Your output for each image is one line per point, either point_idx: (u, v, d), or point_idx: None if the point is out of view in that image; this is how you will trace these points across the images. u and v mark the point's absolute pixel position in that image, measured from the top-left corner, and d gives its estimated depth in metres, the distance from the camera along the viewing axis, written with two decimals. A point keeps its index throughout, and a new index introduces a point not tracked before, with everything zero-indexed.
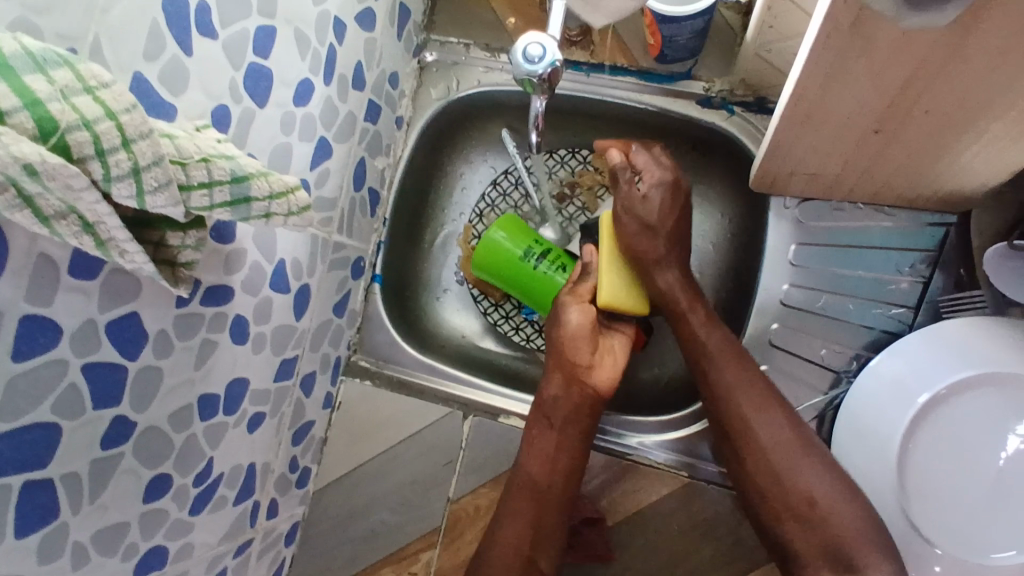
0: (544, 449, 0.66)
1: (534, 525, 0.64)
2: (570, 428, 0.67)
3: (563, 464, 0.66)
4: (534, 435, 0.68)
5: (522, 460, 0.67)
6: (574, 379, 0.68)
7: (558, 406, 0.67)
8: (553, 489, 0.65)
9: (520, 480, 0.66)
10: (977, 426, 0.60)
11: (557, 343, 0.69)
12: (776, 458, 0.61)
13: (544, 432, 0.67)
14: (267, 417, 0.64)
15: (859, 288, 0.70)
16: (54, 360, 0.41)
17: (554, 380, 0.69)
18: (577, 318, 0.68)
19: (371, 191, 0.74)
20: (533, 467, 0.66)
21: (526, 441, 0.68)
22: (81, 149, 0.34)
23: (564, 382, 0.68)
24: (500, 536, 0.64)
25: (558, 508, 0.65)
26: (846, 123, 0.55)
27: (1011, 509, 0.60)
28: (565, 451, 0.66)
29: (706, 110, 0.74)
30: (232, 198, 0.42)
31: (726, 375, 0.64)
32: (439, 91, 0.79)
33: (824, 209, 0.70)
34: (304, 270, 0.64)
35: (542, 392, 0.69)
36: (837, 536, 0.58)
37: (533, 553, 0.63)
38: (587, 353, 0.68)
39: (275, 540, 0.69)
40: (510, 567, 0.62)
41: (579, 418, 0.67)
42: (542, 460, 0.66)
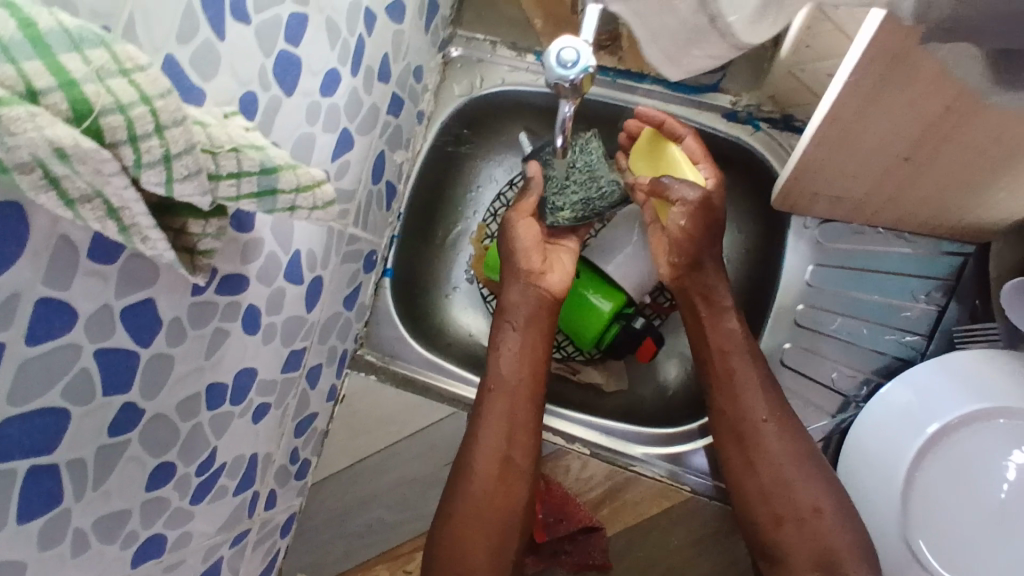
0: (513, 349, 0.68)
1: (511, 425, 0.66)
2: (533, 331, 0.69)
3: (530, 363, 0.68)
4: (499, 339, 0.69)
5: (489, 365, 0.69)
6: (533, 281, 0.70)
7: (519, 310, 0.70)
8: (520, 410, 0.66)
9: (494, 383, 0.67)
10: (984, 460, 0.60)
11: (507, 253, 0.72)
12: (775, 419, 0.65)
13: (510, 335, 0.69)
14: (272, 408, 0.63)
15: (874, 313, 0.69)
16: (67, 345, 0.40)
17: (511, 287, 0.70)
18: (560, 280, 0.72)
19: (388, 184, 0.73)
20: (506, 363, 0.68)
21: (493, 346, 0.70)
22: (113, 133, 0.33)
23: (525, 290, 0.70)
24: (481, 444, 0.65)
25: (528, 406, 0.67)
26: (876, 149, 0.55)
27: (1009, 549, 0.59)
28: (532, 355, 0.69)
29: (731, 124, 0.73)
30: (260, 189, 0.41)
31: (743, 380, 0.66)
32: (462, 87, 0.78)
33: (844, 232, 0.70)
34: (318, 262, 0.63)
35: (506, 298, 0.71)
36: (815, 485, 0.63)
37: (512, 451, 0.65)
38: (539, 259, 0.71)
39: (271, 531, 0.69)
40: (491, 472, 0.65)
41: (543, 315, 0.70)
42: (510, 355, 0.68)
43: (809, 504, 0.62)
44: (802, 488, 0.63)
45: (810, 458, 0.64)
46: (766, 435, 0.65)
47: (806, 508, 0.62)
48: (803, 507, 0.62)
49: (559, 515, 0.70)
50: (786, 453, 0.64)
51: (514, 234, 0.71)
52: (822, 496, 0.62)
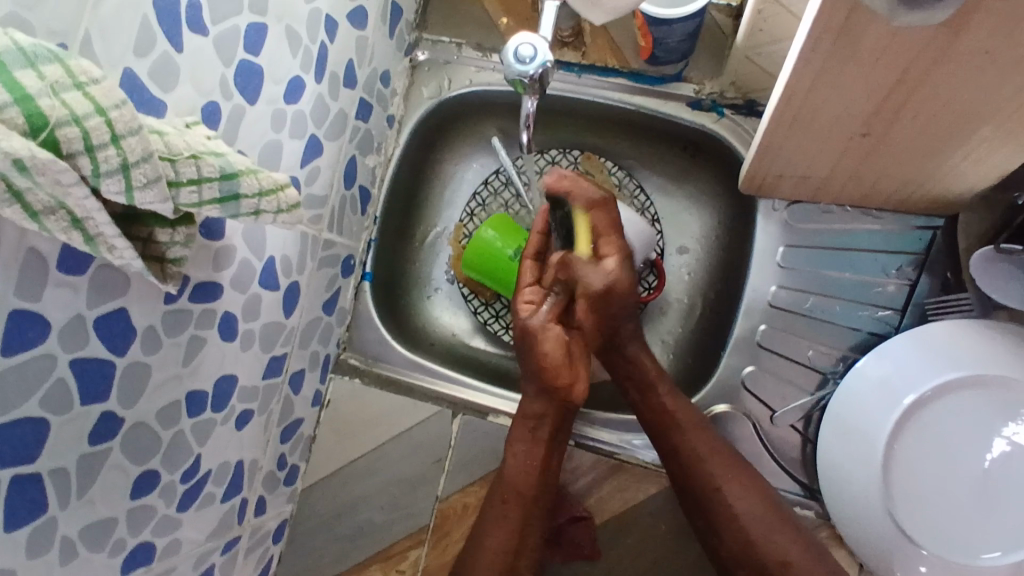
0: (530, 458, 0.67)
1: (518, 532, 0.66)
2: (555, 441, 0.67)
3: (546, 477, 0.67)
4: (516, 446, 0.67)
5: (506, 467, 0.67)
6: (555, 394, 0.66)
7: (544, 420, 0.67)
8: (537, 496, 0.67)
9: (506, 491, 0.66)
10: (961, 428, 0.61)
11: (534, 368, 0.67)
12: (729, 478, 0.65)
13: (530, 446, 0.67)
14: (256, 414, 0.64)
15: (848, 290, 0.70)
16: (42, 355, 0.41)
17: (535, 398, 0.67)
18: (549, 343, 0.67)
19: (362, 189, 0.74)
20: (518, 473, 0.66)
21: (508, 445, 0.68)
22: (70, 145, 0.34)
23: (546, 398, 0.67)
24: (487, 546, 0.65)
25: (540, 512, 0.67)
26: (833, 127, 0.56)
27: (989, 509, 0.60)
28: (550, 460, 0.67)
29: (696, 112, 0.74)
30: (222, 195, 0.42)
31: (687, 449, 0.66)
32: (431, 90, 0.79)
33: (813, 211, 0.71)
34: (294, 268, 0.64)
35: (524, 408, 0.68)
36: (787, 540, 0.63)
37: (518, 560, 0.65)
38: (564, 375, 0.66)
39: (263, 538, 0.69)
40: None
41: (562, 425, 0.68)
42: (530, 466, 0.66)
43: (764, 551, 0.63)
44: (771, 542, 0.63)
45: (774, 515, 0.64)
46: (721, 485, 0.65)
47: (773, 562, 0.63)
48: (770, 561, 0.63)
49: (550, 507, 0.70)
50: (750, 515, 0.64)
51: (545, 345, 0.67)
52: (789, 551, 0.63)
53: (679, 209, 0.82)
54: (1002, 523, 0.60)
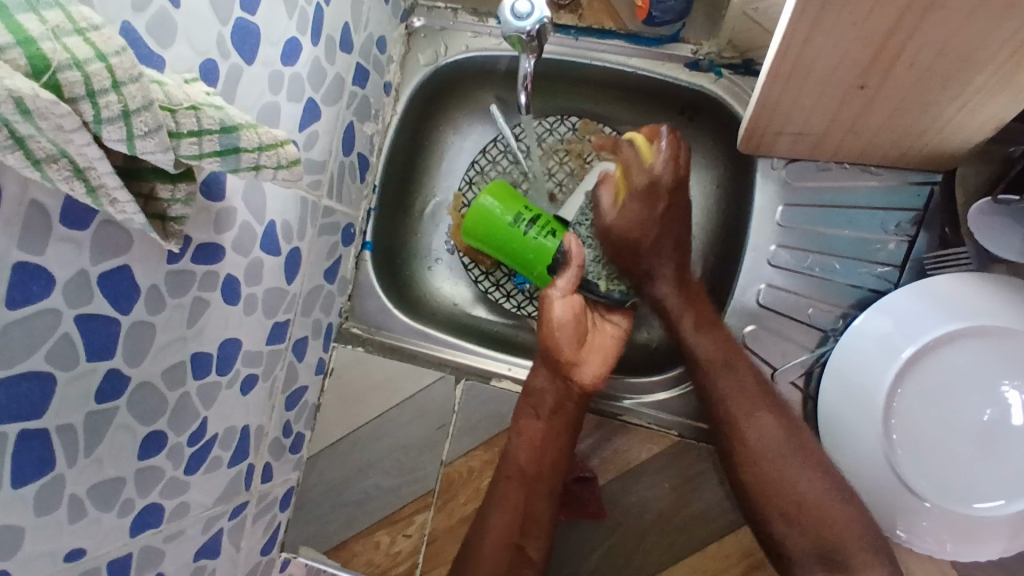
0: (532, 436, 0.68)
1: (523, 509, 0.66)
2: (558, 419, 0.68)
3: (550, 454, 0.67)
4: (521, 424, 0.69)
5: (508, 450, 0.68)
6: (560, 371, 0.69)
7: (545, 395, 0.68)
8: (541, 479, 0.67)
9: (509, 469, 0.67)
10: (960, 378, 0.61)
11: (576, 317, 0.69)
12: (750, 412, 0.67)
13: (533, 422, 0.68)
14: (260, 380, 0.64)
15: (847, 247, 0.70)
16: (46, 310, 0.41)
17: (540, 374, 0.70)
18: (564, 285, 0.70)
19: (360, 157, 0.74)
20: (522, 452, 0.67)
21: (512, 431, 0.69)
22: (72, 89, 0.33)
23: (551, 373, 0.69)
24: (490, 526, 0.65)
25: (545, 492, 0.66)
26: (831, 79, 0.56)
27: (991, 461, 0.61)
28: (552, 439, 0.68)
29: (693, 73, 0.74)
30: (222, 148, 0.42)
31: (726, 382, 0.68)
32: (427, 56, 0.79)
33: (811, 168, 0.71)
34: (294, 234, 0.64)
35: (530, 383, 0.70)
36: (804, 475, 0.65)
37: (523, 540, 0.65)
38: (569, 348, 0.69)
39: (270, 504, 0.70)
40: (499, 564, 0.63)
41: (566, 408, 0.68)
42: (530, 444, 0.67)
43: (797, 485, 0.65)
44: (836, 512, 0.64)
45: (795, 457, 0.66)
46: (744, 430, 0.67)
47: (791, 500, 0.65)
48: (789, 499, 0.65)
49: None
50: (770, 445, 0.66)
51: (552, 320, 0.69)
52: (802, 484, 0.65)
53: None
54: (1006, 471, 0.60)
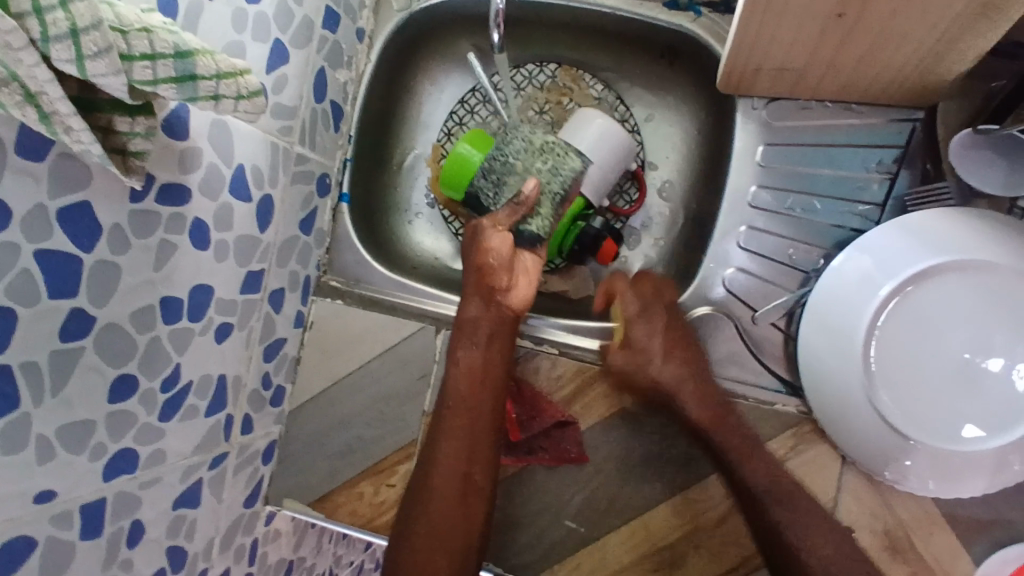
0: (471, 364, 0.66)
1: (468, 454, 0.64)
2: (494, 345, 0.67)
3: (491, 384, 0.66)
4: (457, 352, 0.67)
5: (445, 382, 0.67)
6: (492, 298, 0.68)
7: (480, 325, 0.67)
8: (482, 407, 0.65)
9: (451, 400, 0.65)
10: (944, 314, 0.59)
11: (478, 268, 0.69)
12: (749, 453, 0.63)
13: (471, 350, 0.67)
14: (236, 329, 0.63)
15: (828, 187, 0.70)
16: (3, 242, 0.39)
17: (472, 303, 0.68)
18: (498, 243, 0.68)
19: (333, 105, 0.73)
20: (460, 381, 0.66)
21: (449, 360, 0.67)
22: (18, 4, 0.33)
23: (483, 301, 0.68)
24: (438, 458, 0.64)
25: (487, 421, 0.65)
26: (808, 11, 0.55)
27: (969, 396, 0.59)
28: (491, 369, 0.66)
29: (672, 12, 0.72)
30: (178, 74, 0.41)
31: (688, 395, 0.66)
32: (400, 2, 0.77)
33: (791, 108, 0.70)
34: (266, 180, 0.63)
35: (462, 314, 0.68)
36: (794, 518, 0.60)
37: (470, 468, 0.64)
38: (502, 275, 0.68)
39: (252, 456, 0.70)
40: (447, 498, 0.63)
41: (497, 331, 0.67)
42: (471, 372, 0.66)
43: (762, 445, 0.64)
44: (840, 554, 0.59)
45: (824, 522, 0.60)
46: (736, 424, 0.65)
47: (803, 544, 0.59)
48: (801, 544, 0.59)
49: (534, 413, 0.71)
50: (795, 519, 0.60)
51: (487, 247, 0.68)
52: (796, 532, 0.59)
53: (659, 119, 0.81)
54: (991, 406, 0.59)
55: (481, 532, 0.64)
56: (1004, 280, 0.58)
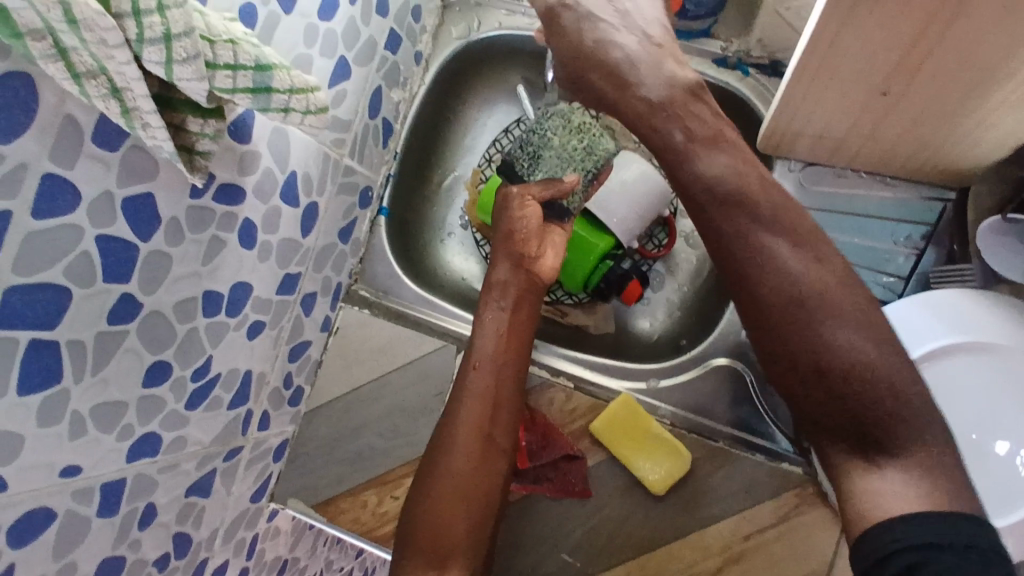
0: (498, 324, 0.68)
1: (492, 405, 0.65)
2: (520, 310, 0.70)
3: (516, 342, 0.68)
4: (484, 315, 0.69)
5: (474, 342, 0.68)
6: (521, 264, 0.71)
7: (507, 288, 0.70)
8: (507, 367, 0.67)
9: (477, 358, 0.67)
10: (960, 395, 0.60)
11: (509, 231, 0.72)
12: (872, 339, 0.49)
13: (497, 313, 0.69)
14: (267, 327, 0.65)
15: (856, 255, 0.72)
16: (69, 225, 0.42)
17: (501, 265, 0.71)
18: (531, 213, 0.71)
19: (385, 122, 0.75)
20: (487, 342, 0.67)
21: (477, 322, 0.69)
22: (118, 5, 0.35)
23: (511, 268, 0.71)
24: (461, 416, 0.64)
25: (511, 382, 0.67)
26: (856, 83, 0.56)
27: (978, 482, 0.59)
28: (518, 330, 0.69)
29: (721, 69, 0.74)
30: (256, 86, 0.43)
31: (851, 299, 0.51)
32: (459, 31, 0.80)
33: (827, 174, 0.73)
34: (314, 187, 0.65)
35: (491, 276, 0.71)
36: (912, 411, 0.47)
37: (491, 428, 0.64)
38: (534, 242, 0.71)
39: (264, 453, 0.71)
40: (470, 456, 0.63)
41: (524, 295, 0.70)
42: (497, 333, 0.68)
43: (833, 360, 0.49)
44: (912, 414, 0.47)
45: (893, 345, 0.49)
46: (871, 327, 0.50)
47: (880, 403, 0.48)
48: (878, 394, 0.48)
49: (545, 443, 0.71)
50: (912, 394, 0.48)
51: (518, 214, 0.71)
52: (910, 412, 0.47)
53: None
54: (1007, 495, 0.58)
55: (499, 493, 0.63)
56: (1019, 368, 0.59)
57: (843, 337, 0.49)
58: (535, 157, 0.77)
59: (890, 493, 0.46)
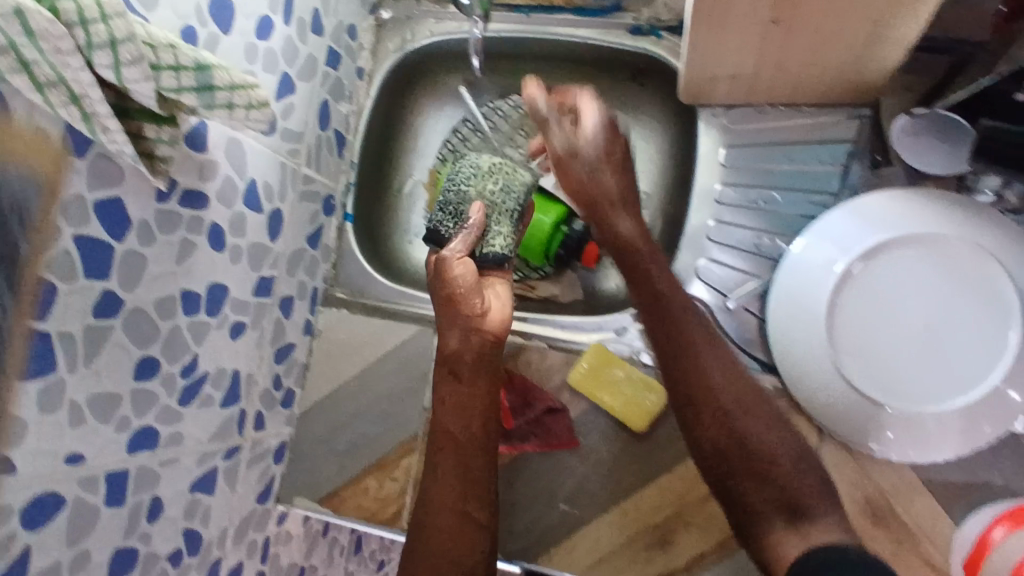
0: (455, 398, 0.66)
1: (462, 480, 0.63)
2: (478, 379, 0.68)
3: (478, 413, 0.66)
4: (442, 389, 0.68)
5: (436, 421, 0.67)
6: (471, 326, 0.69)
7: (461, 356, 0.68)
8: (473, 442, 0.65)
9: (440, 439, 0.65)
10: (900, 284, 0.64)
11: (447, 298, 0.70)
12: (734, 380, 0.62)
13: (455, 385, 0.68)
14: (248, 328, 0.70)
15: (789, 181, 0.74)
16: (49, 225, 0.47)
17: (451, 334, 0.69)
18: (460, 271, 0.69)
19: (336, 133, 0.81)
20: (449, 420, 0.66)
21: (436, 401, 0.68)
22: (67, 15, 0.40)
23: (461, 333, 0.69)
24: (433, 497, 0.63)
25: (479, 456, 0.64)
26: (746, 20, 0.60)
27: (931, 363, 0.64)
28: (477, 399, 0.67)
29: (637, 37, 0.80)
30: (199, 85, 0.49)
31: (712, 353, 0.64)
32: (395, 44, 0.87)
33: (749, 112, 0.76)
34: (276, 194, 0.71)
35: (445, 348, 0.69)
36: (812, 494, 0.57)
37: (468, 505, 0.62)
38: (476, 299, 0.69)
39: (264, 453, 0.75)
40: (450, 535, 0.60)
41: (477, 367, 0.68)
42: (457, 409, 0.66)
43: (716, 392, 0.61)
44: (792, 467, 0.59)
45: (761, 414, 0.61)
46: (698, 352, 0.64)
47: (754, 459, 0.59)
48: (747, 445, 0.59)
49: (528, 401, 0.74)
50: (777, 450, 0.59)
51: (451, 274, 0.69)
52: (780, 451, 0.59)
53: (637, 136, 0.88)
54: (959, 367, 0.63)
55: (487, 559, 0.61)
56: (950, 250, 0.64)
57: (711, 361, 0.63)
58: (457, 213, 0.74)
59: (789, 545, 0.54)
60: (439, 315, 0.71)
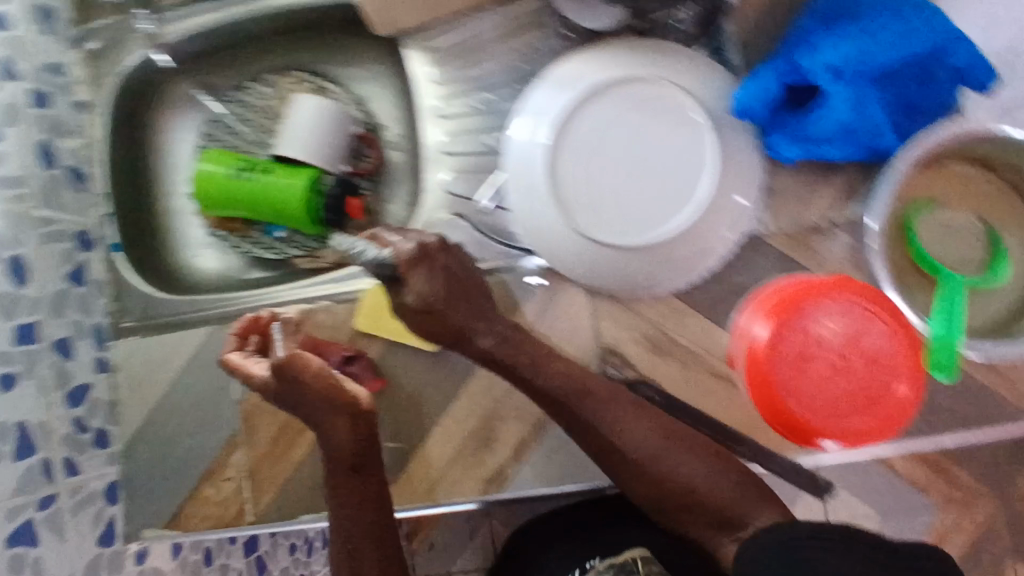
0: (352, 496, 0.63)
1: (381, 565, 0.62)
2: (368, 481, 0.64)
3: (371, 498, 0.64)
4: (337, 489, 0.64)
5: (334, 521, 0.64)
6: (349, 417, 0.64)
7: (352, 451, 0.63)
8: (376, 524, 0.63)
9: (349, 535, 0.63)
10: (605, 131, 0.68)
11: (314, 398, 0.63)
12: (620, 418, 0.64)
13: (363, 482, 0.64)
14: (21, 378, 0.68)
15: (497, 76, 0.76)
16: None
17: (336, 428, 0.63)
18: (311, 370, 0.63)
19: (71, 169, 0.80)
20: (352, 516, 0.63)
21: (327, 493, 0.64)
22: None
23: (348, 425, 0.64)
24: None
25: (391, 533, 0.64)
26: None
27: (651, 191, 0.68)
28: (366, 491, 0.64)
29: None
30: None
31: (590, 403, 0.64)
32: (109, 66, 0.85)
33: (445, 25, 0.78)
34: (8, 241, 0.69)
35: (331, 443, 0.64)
36: (688, 464, 0.62)
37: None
38: (346, 387, 0.64)
39: (90, 498, 0.73)
40: None
41: (371, 451, 0.65)
42: (359, 503, 0.63)
43: (586, 399, 0.64)
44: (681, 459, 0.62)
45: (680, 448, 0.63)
46: (616, 425, 0.64)
47: (678, 489, 0.62)
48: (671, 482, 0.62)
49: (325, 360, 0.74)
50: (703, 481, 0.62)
51: (308, 381, 0.63)
52: (692, 475, 0.62)
53: (372, 84, 0.89)
54: (675, 187, 0.68)
55: None
56: (631, 88, 0.68)
57: (547, 378, 0.65)
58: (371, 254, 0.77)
59: (704, 486, 0.62)
60: (311, 413, 0.64)
